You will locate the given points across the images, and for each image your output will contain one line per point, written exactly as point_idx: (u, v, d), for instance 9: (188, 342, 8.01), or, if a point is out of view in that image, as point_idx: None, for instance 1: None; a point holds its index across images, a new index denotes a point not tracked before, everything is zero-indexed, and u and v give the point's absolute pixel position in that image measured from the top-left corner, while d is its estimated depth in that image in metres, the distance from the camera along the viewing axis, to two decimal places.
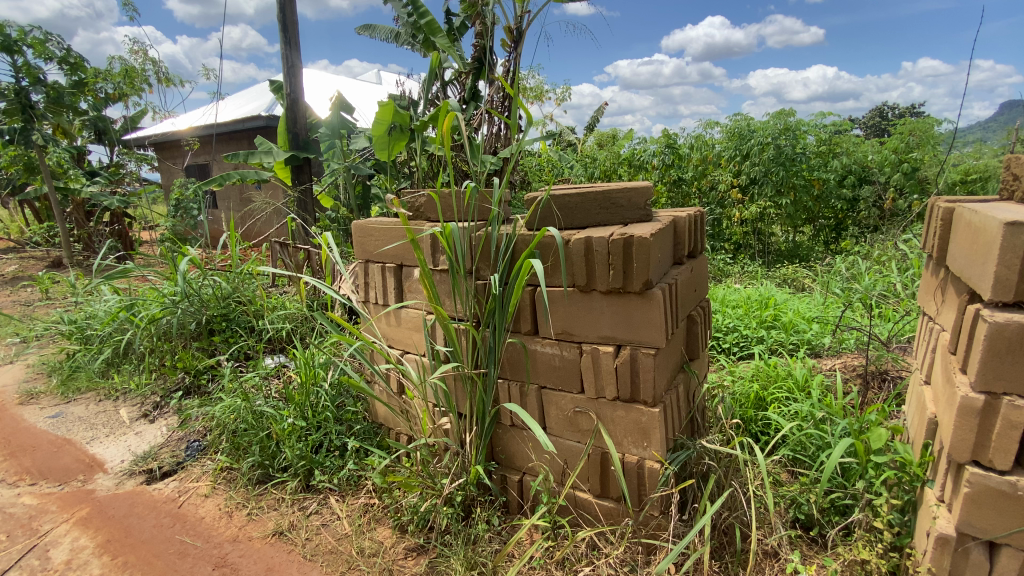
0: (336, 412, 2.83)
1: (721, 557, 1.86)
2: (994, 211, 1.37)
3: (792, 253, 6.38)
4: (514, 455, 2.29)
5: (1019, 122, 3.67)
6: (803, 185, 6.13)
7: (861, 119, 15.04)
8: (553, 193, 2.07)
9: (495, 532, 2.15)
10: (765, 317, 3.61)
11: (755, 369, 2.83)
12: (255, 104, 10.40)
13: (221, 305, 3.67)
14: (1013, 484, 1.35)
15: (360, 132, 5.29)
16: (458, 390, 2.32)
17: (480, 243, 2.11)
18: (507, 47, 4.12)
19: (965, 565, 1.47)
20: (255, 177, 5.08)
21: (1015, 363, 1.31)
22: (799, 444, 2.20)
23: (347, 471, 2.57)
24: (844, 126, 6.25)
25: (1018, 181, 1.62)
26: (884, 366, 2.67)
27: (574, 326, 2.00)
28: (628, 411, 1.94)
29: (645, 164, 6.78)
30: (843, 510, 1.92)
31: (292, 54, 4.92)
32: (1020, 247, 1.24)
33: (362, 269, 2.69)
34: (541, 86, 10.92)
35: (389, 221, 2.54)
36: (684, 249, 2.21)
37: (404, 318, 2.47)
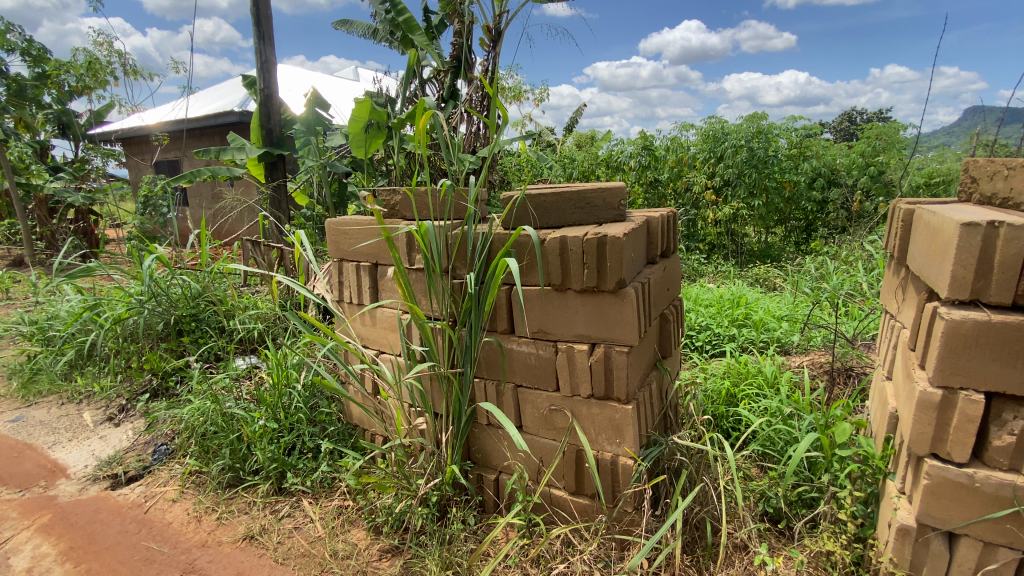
0: (309, 413, 2.78)
1: (693, 551, 1.89)
2: (952, 212, 1.42)
3: (764, 253, 6.52)
4: (490, 454, 2.29)
5: (980, 128, 3.82)
6: (775, 187, 6.29)
7: (831, 123, 15.42)
8: (529, 192, 2.07)
9: (470, 531, 2.14)
10: (737, 316, 3.68)
11: (726, 366, 2.88)
12: (228, 99, 10.15)
13: (190, 304, 3.57)
14: (970, 476, 1.41)
15: (335, 128, 5.20)
16: (435, 390, 2.31)
17: (456, 242, 2.10)
18: (485, 46, 4.11)
19: (925, 555, 1.53)
20: (227, 173, 4.95)
21: (970, 358, 1.36)
22: (768, 439, 2.25)
23: (320, 473, 2.53)
24: (814, 130, 6.41)
25: (975, 184, 1.69)
26: (849, 362, 2.75)
27: (550, 324, 2.00)
28: (602, 408, 1.96)
29: (622, 165, 6.86)
30: (810, 503, 1.97)
31: (266, 48, 4.81)
32: (975, 247, 1.29)
33: (336, 268, 2.65)
34: (519, 87, 10.94)
35: (363, 219, 2.50)
36: (657, 248, 2.25)
37: (379, 317, 2.44)
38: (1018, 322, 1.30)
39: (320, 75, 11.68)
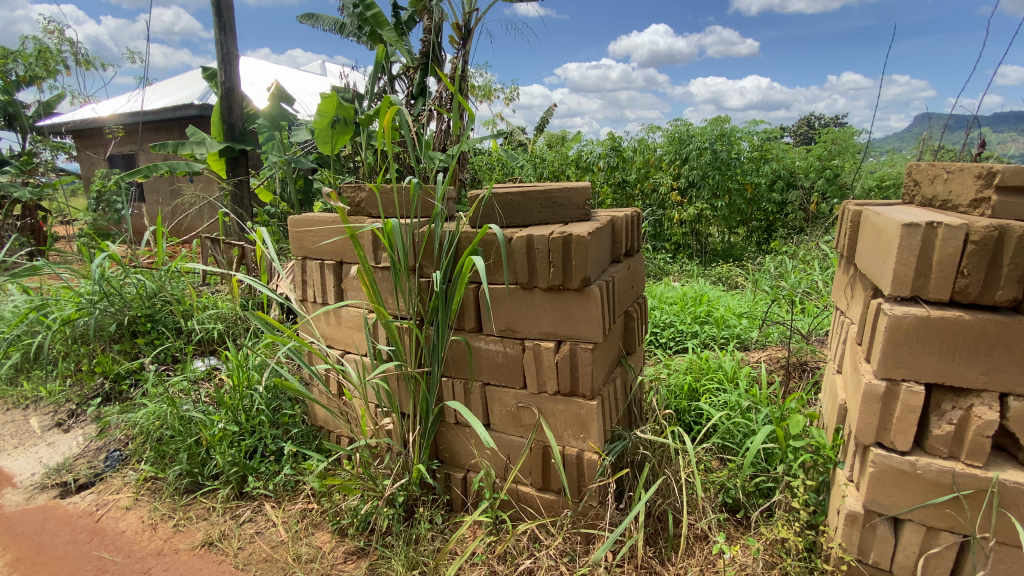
0: (272, 415, 2.71)
1: (656, 542, 1.94)
2: (894, 213, 1.50)
3: (727, 253, 6.70)
4: (458, 453, 2.28)
5: (927, 134, 4.02)
6: (737, 189, 6.49)
7: (792, 127, 15.95)
8: (495, 190, 2.07)
9: (437, 531, 2.13)
10: (699, 313, 3.78)
11: (688, 362, 2.95)
12: (187, 92, 9.78)
13: (145, 304, 3.42)
14: (912, 463, 1.49)
15: (300, 123, 5.08)
16: (401, 390, 2.28)
17: (423, 240, 2.08)
18: (455, 43, 4.09)
19: (873, 539, 1.60)
20: (185, 169, 4.77)
21: (911, 352, 1.44)
22: (727, 432, 2.32)
23: (283, 476, 2.46)
24: (774, 133, 6.63)
25: (918, 187, 1.79)
26: (804, 357, 2.86)
27: (517, 322, 2.01)
28: (568, 404, 1.98)
29: (592, 165, 6.94)
30: (767, 492, 2.04)
31: (228, 40, 4.65)
32: (915, 247, 1.37)
33: (299, 266, 2.59)
34: (490, 86, 10.92)
35: (327, 216, 2.45)
36: (621, 248, 2.30)
37: (345, 316, 2.40)
38: (954, 317, 1.39)
39: (285, 69, 11.38)
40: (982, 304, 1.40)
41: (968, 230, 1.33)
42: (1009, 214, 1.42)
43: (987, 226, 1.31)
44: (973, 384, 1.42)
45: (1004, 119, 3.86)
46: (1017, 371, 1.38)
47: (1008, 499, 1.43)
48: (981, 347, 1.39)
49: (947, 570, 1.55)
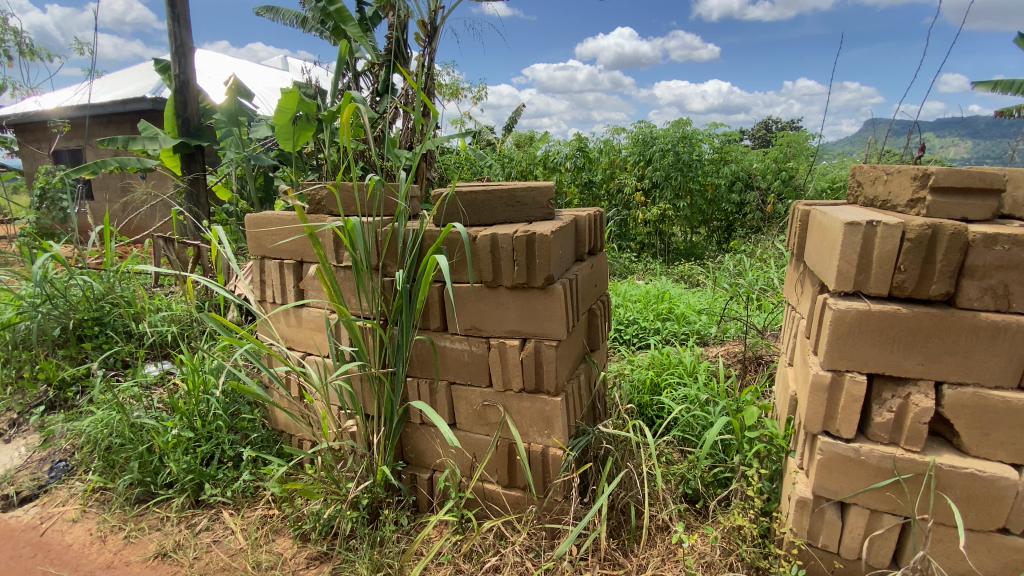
0: (229, 420, 2.62)
1: (619, 535, 1.98)
2: (838, 212, 1.58)
3: (689, 252, 6.89)
4: (424, 453, 2.26)
5: (874, 137, 4.23)
6: (698, 189, 6.68)
7: (751, 130, 16.52)
8: (459, 189, 2.07)
9: (403, 532, 2.11)
10: (661, 310, 3.88)
11: (651, 358, 3.03)
12: (139, 85, 9.35)
13: (93, 307, 3.26)
14: (856, 449, 1.58)
15: (260, 119, 4.93)
16: (365, 391, 2.24)
17: (386, 238, 2.04)
18: (421, 40, 4.04)
19: (822, 523, 1.68)
20: (138, 165, 4.54)
21: (854, 343, 1.52)
22: (687, 425, 2.39)
23: (242, 482, 2.38)
24: (734, 136, 6.85)
25: (860, 188, 1.88)
26: (759, 351, 2.98)
27: (482, 321, 2.02)
28: (533, 401, 2.00)
29: (559, 166, 7.00)
30: (725, 482, 2.11)
31: (182, 31, 4.46)
32: (856, 244, 1.45)
33: (258, 266, 2.52)
34: (457, 85, 10.87)
35: (285, 213, 2.39)
36: (584, 246, 2.34)
37: (306, 317, 2.35)
38: (892, 311, 1.47)
39: (243, 63, 11.01)
40: (919, 298, 1.48)
41: (904, 229, 1.41)
42: (943, 214, 1.52)
43: (922, 225, 1.39)
44: (911, 373, 1.51)
45: (943, 125, 4.11)
46: (950, 361, 1.47)
47: (945, 481, 1.53)
48: (917, 339, 1.47)
49: (889, 550, 1.64)
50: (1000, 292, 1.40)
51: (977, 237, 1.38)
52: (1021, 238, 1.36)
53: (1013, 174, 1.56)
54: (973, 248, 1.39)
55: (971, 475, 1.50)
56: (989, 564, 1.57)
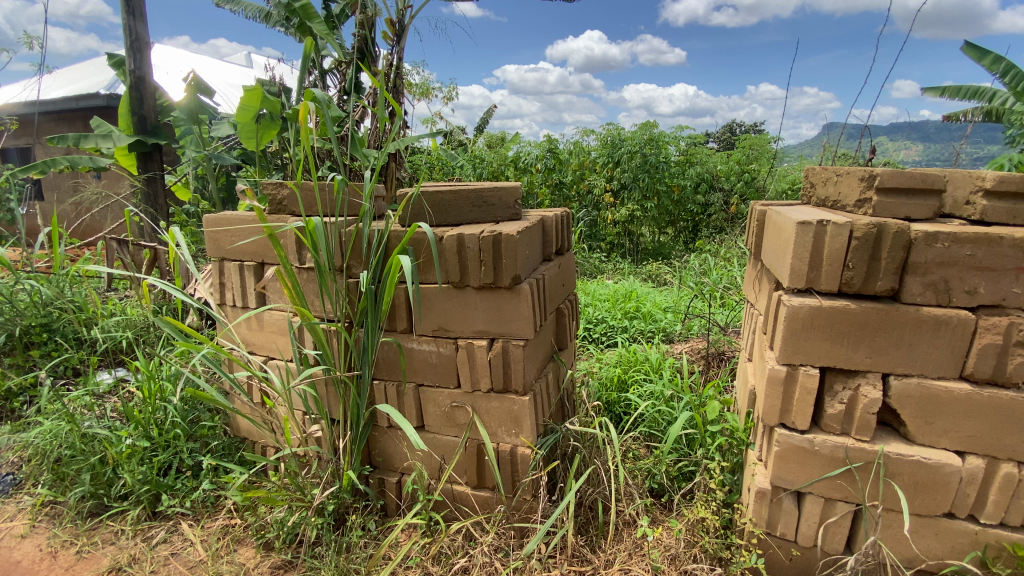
0: (188, 428, 2.53)
1: (587, 531, 2.01)
2: (791, 212, 1.64)
3: (657, 251, 7.04)
4: (391, 456, 2.24)
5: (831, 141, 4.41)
6: (665, 191, 6.83)
7: (716, 133, 16.99)
8: (424, 188, 2.05)
9: (370, 537, 2.08)
10: (629, 309, 3.94)
11: (618, 356, 3.08)
12: (92, 81, 8.94)
13: (40, 313, 3.10)
14: (810, 441, 1.64)
15: (221, 117, 4.77)
16: (331, 395, 2.20)
17: (351, 239, 2.00)
18: (388, 39, 3.97)
19: (779, 513, 1.74)
20: (91, 164, 4.33)
21: (806, 338, 1.58)
22: (653, 421, 2.44)
23: (201, 492, 2.30)
24: (699, 138, 7.02)
25: (813, 189, 1.95)
26: (721, 348, 3.07)
27: (449, 322, 2.00)
28: (501, 401, 2.00)
29: (529, 167, 7.01)
30: (689, 476, 2.17)
31: (137, 25, 4.28)
32: (808, 243, 1.50)
33: (217, 269, 2.44)
34: (427, 84, 10.78)
35: (244, 214, 2.33)
36: (551, 247, 2.36)
37: (267, 321, 2.30)
38: (842, 306, 1.53)
39: (204, 59, 10.66)
40: (866, 294, 1.55)
41: (852, 228, 1.47)
42: (889, 213, 1.60)
43: (869, 224, 1.45)
44: (860, 366, 1.57)
45: (894, 129, 4.31)
46: (896, 353, 1.54)
47: (892, 469, 1.60)
48: (866, 332, 1.54)
49: (842, 537, 1.71)
50: (942, 287, 1.48)
51: (919, 236, 1.45)
52: (959, 236, 1.43)
53: (953, 175, 1.65)
54: (915, 245, 1.46)
55: (917, 463, 1.58)
56: (934, 547, 1.65)
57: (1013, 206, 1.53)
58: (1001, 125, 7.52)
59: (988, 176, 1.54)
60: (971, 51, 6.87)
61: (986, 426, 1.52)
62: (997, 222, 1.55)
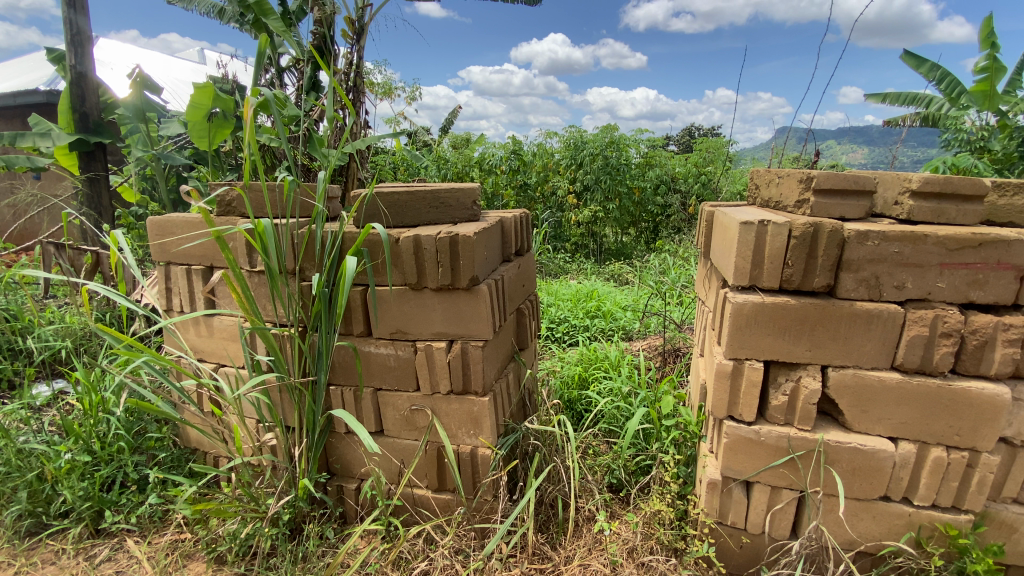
0: (133, 441, 2.42)
1: (548, 529, 2.03)
2: (735, 212, 1.70)
3: (619, 252, 7.18)
4: (350, 462, 2.20)
5: (782, 144, 4.59)
6: (626, 192, 6.97)
7: (676, 138, 17.56)
8: (379, 189, 2.03)
9: (328, 545, 2.04)
10: (590, 308, 4.00)
11: (579, 355, 3.13)
12: (30, 75, 8.42)
13: None
14: (756, 431, 1.71)
15: (170, 114, 4.56)
16: (285, 402, 2.14)
17: (303, 241, 1.96)
18: (348, 37, 3.89)
19: (730, 502, 1.80)
20: (27, 164, 4.07)
21: (751, 333, 1.64)
22: (612, 417, 2.49)
23: (148, 507, 2.20)
24: (658, 141, 7.20)
25: (758, 190, 2.04)
26: (677, 344, 3.17)
27: (407, 324, 1.98)
28: (461, 403, 2.00)
29: (494, 168, 6.99)
30: (646, 469, 2.22)
31: (80, 19, 3.98)
32: (750, 242, 1.57)
33: (163, 273, 2.34)
34: (391, 84, 10.62)
35: (191, 216, 2.24)
36: (510, 247, 2.37)
37: (218, 326, 2.22)
38: (782, 302, 1.60)
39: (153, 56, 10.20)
40: (805, 290, 1.63)
41: (791, 227, 1.54)
42: (825, 213, 1.68)
43: (806, 223, 1.53)
44: (801, 359, 1.65)
45: (839, 134, 4.53)
46: (833, 346, 1.62)
47: (832, 456, 1.69)
48: (805, 327, 1.62)
49: (789, 522, 1.79)
50: (873, 283, 1.57)
51: (852, 234, 1.53)
52: (888, 234, 1.52)
53: (884, 177, 1.75)
54: (848, 243, 1.54)
55: (855, 449, 1.66)
56: (872, 529, 1.75)
57: (937, 205, 1.63)
58: (936, 130, 8.03)
59: (914, 177, 1.64)
60: (909, 59, 7.30)
61: (916, 413, 1.62)
62: (923, 221, 1.65)
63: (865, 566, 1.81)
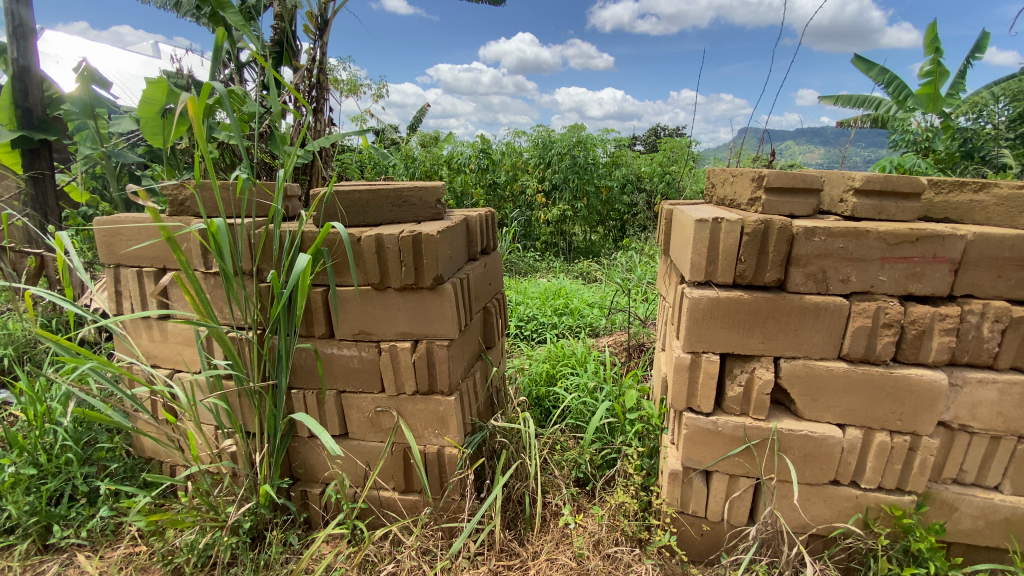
0: (83, 452, 2.31)
1: (515, 526, 2.05)
2: (692, 210, 1.76)
3: (587, 250, 7.28)
4: (314, 466, 2.17)
5: (742, 144, 4.74)
6: (594, 191, 7.06)
7: (643, 138, 17.93)
8: (338, 188, 2.00)
9: (292, 551, 2.00)
10: (558, 306, 4.04)
11: (547, 352, 3.16)
12: None
13: None
14: (713, 422, 1.76)
15: (122, 110, 4.36)
16: (245, 407, 2.08)
17: (260, 241, 1.90)
18: (310, 32, 3.80)
19: (690, 491, 1.86)
20: None
21: (706, 327, 1.70)
22: (578, 413, 2.53)
23: (99, 520, 2.10)
24: (624, 141, 7.32)
25: (715, 189, 2.10)
26: (641, 339, 3.24)
27: (371, 324, 1.95)
28: (426, 403, 1.99)
29: (462, 167, 6.97)
30: (611, 463, 2.27)
31: (22, 9, 3.76)
32: (705, 238, 1.63)
33: (112, 275, 2.24)
34: (356, 80, 10.38)
35: (141, 216, 2.16)
36: (476, 246, 2.38)
37: (172, 330, 2.15)
38: (736, 297, 1.66)
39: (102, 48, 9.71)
40: (758, 285, 1.69)
41: (743, 224, 1.60)
42: (776, 211, 1.74)
43: (757, 221, 1.59)
44: (754, 351, 1.71)
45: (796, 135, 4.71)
46: (784, 338, 1.69)
47: (785, 444, 1.76)
48: (758, 320, 1.68)
49: (746, 509, 1.86)
50: (820, 277, 1.64)
51: (800, 231, 1.60)
52: (834, 230, 1.59)
53: (830, 176, 1.83)
54: (797, 239, 1.61)
55: (806, 437, 1.74)
56: (824, 513, 1.83)
57: (878, 203, 1.71)
58: (885, 132, 8.44)
59: (857, 175, 1.72)
60: (859, 64, 7.64)
61: (862, 400, 1.70)
62: (866, 218, 1.74)
63: (817, 548, 1.90)
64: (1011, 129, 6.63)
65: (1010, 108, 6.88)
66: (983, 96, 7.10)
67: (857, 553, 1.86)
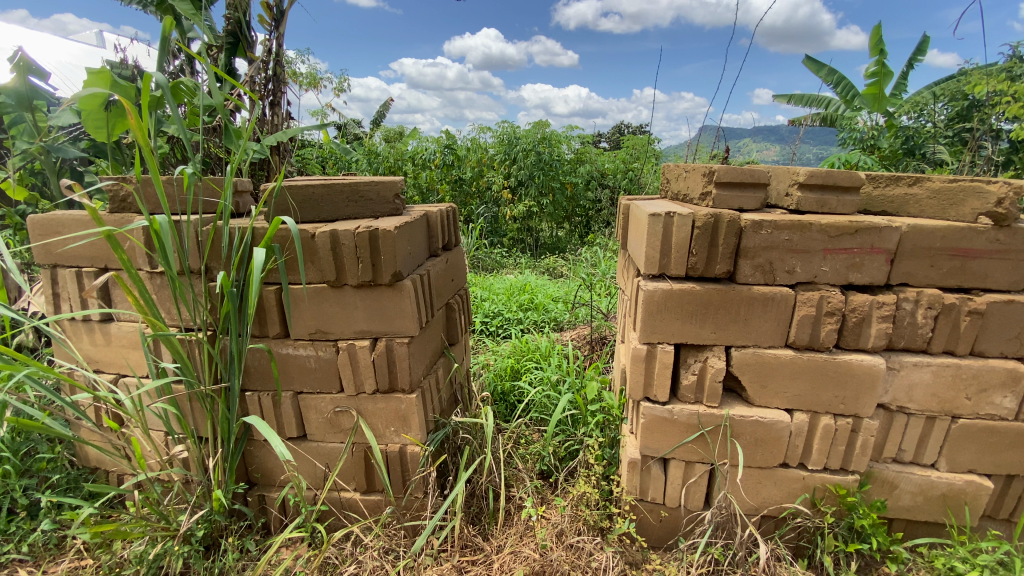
0: (21, 464, 2.19)
1: (479, 521, 2.05)
2: (647, 204, 1.79)
3: (553, 245, 7.34)
4: (271, 469, 2.11)
5: (702, 141, 4.85)
6: (559, 187, 7.09)
7: (607, 134, 18.19)
8: (290, 183, 1.95)
9: (249, 557, 1.95)
10: (523, 301, 4.05)
11: (512, 347, 3.17)
12: None
13: None
14: (669, 410, 1.82)
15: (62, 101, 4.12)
16: (196, 410, 2.01)
17: (208, 239, 1.83)
18: (265, 23, 3.67)
19: (649, 479, 1.91)
20: None
21: (661, 318, 1.74)
22: (542, 406, 2.56)
23: (40, 534, 1.99)
24: (588, 138, 7.39)
25: (669, 183, 2.15)
26: (604, 333, 3.29)
27: (327, 323, 1.91)
28: (387, 401, 1.97)
29: (427, 163, 6.89)
30: (574, 454, 2.30)
31: None
32: (658, 232, 1.66)
33: (49, 276, 2.12)
34: (316, 73, 10.05)
35: (78, 213, 2.04)
36: (437, 242, 2.36)
37: (115, 333, 2.05)
38: (688, 289, 1.71)
39: None
40: (709, 277, 1.74)
41: (694, 218, 1.64)
42: (726, 205, 1.80)
43: (707, 214, 1.64)
44: (707, 341, 1.77)
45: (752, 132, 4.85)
46: (734, 328, 1.75)
47: (737, 430, 1.82)
48: (710, 311, 1.73)
49: (701, 494, 1.92)
50: (768, 268, 1.70)
51: (748, 224, 1.66)
52: (779, 223, 1.66)
53: (777, 171, 1.89)
54: (745, 232, 1.67)
55: (756, 422, 1.81)
56: (775, 494, 1.91)
57: (821, 196, 1.79)
58: (834, 131, 8.82)
59: (801, 170, 1.79)
60: (811, 64, 7.94)
61: (808, 385, 1.78)
62: (810, 211, 1.81)
63: (768, 528, 1.98)
64: (948, 127, 7.02)
65: (948, 108, 7.28)
66: (924, 96, 7.48)
67: (805, 532, 1.95)
